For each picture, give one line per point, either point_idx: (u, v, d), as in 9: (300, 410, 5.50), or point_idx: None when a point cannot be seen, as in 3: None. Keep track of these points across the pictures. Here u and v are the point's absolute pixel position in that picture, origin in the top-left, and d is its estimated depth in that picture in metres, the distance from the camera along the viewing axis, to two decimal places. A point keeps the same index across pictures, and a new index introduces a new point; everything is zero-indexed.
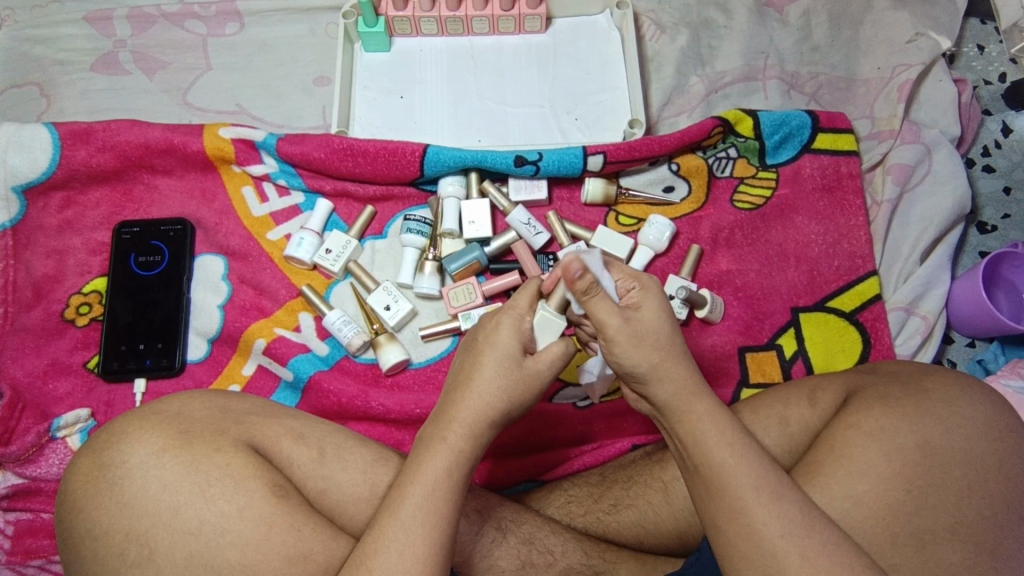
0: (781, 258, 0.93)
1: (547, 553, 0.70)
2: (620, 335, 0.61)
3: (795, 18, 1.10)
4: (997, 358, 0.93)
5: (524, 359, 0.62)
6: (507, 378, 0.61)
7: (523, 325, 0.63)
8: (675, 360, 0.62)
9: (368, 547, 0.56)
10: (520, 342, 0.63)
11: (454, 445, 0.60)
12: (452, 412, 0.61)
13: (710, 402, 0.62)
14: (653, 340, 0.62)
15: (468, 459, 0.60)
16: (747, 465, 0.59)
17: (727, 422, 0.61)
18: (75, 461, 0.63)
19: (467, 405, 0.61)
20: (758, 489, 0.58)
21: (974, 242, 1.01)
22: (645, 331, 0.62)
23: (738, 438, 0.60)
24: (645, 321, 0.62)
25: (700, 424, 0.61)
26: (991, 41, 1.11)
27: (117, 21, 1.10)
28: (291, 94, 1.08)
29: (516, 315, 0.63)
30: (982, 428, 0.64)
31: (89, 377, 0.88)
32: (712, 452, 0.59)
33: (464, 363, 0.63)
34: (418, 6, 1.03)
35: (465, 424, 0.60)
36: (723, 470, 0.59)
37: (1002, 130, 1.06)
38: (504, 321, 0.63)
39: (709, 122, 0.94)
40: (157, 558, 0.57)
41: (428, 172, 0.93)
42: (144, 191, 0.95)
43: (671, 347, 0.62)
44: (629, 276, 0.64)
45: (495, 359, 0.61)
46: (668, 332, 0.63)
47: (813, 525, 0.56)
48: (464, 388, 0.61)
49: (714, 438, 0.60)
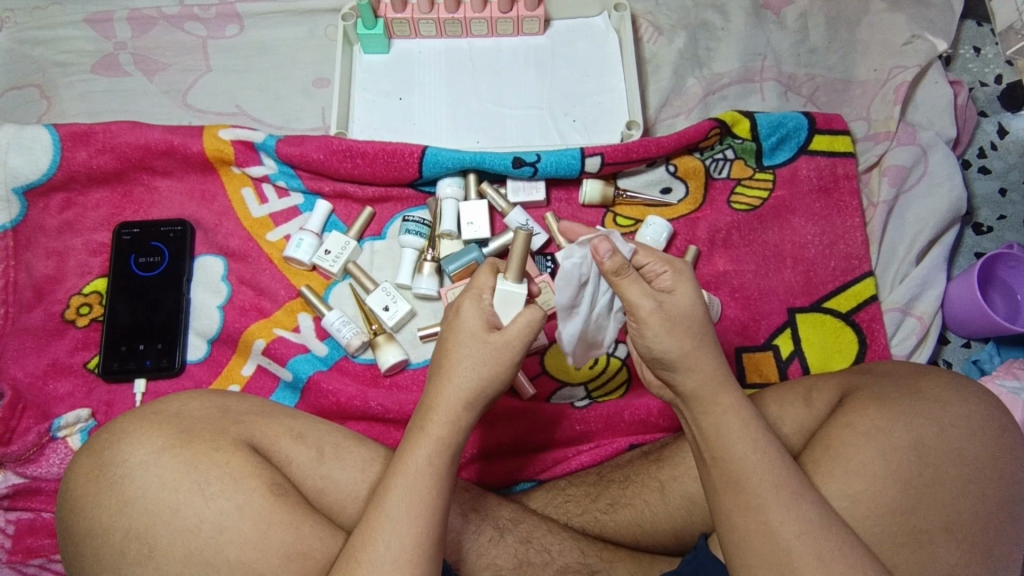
0: (777, 258, 0.94)
1: (544, 552, 0.70)
2: (653, 317, 0.60)
3: (792, 20, 1.11)
4: (993, 358, 0.93)
5: (489, 334, 0.62)
6: (475, 357, 0.61)
7: (483, 303, 0.63)
8: (705, 351, 0.62)
9: (358, 540, 0.57)
10: (483, 318, 0.62)
11: (434, 435, 0.60)
12: (430, 402, 0.61)
13: (736, 396, 0.62)
14: (684, 325, 0.61)
15: (449, 446, 0.60)
16: (769, 463, 0.59)
17: (752, 418, 0.61)
18: (75, 461, 0.64)
19: (443, 393, 0.61)
20: (777, 488, 0.58)
21: (970, 243, 1.01)
22: (678, 315, 0.61)
23: (761, 434, 0.61)
24: (679, 304, 0.62)
25: (724, 417, 0.61)
26: (986, 44, 1.11)
27: (117, 23, 1.10)
28: (290, 95, 1.09)
29: (475, 295, 0.63)
30: (976, 427, 0.65)
31: (90, 377, 0.89)
32: (735, 447, 0.60)
33: (436, 352, 0.64)
34: (417, 9, 1.04)
35: (443, 412, 0.61)
36: (744, 466, 0.59)
37: (997, 132, 1.06)
38: (465, 303, 0.63)
39: (706, 124, 0.95)
40: (158, 556, 0.58)
41: (426, 173, 0.94)
42: (144, 192, 0.96)
43: (701, 336, 0.62)
44: (664, 256, 0.65)
45: (462, 340, 0.62)
46: (699, 319, 0.62)
47: (829, 525, 0.57)
48: (439, 377, 0.62)
49: (738, 433, 0.60)
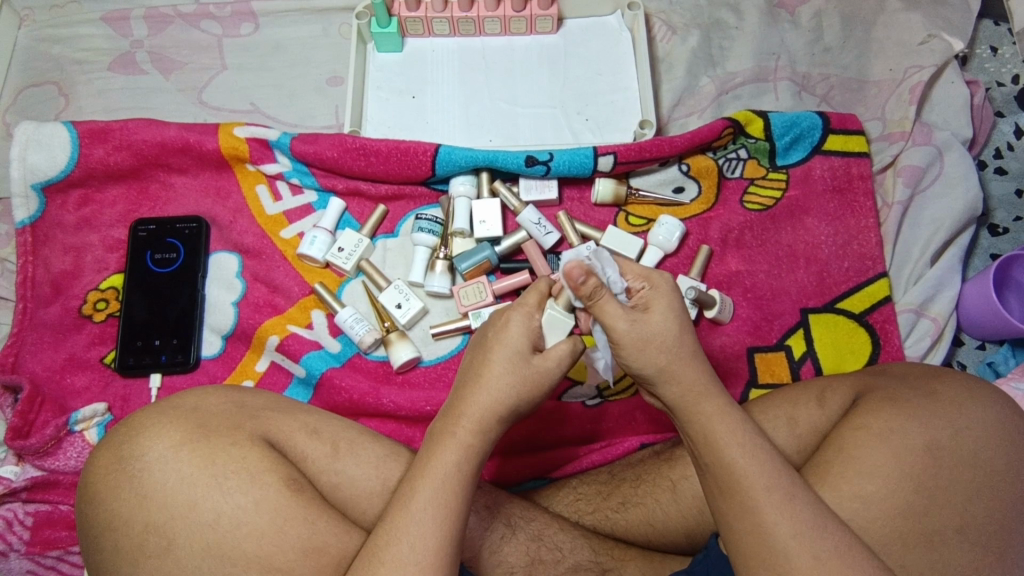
0: (790, 258, 0.93)
1: (556, 549, 0.70)
2: (627, 338, 0.62)
3: (807, 19, 1.11)
4: (1008, 361, 0.93)
5: (534, 357, 0.63)
6: (516, 374, 0.62)
7: (533, 322, 0.64)
8: (682, 362, 0.62)
9: (380, 540, 0.57)
10: (530, 339, 0.63)
11: (460, 440, 0.60)
12: (461, 408, 0.62)
13: (719, 402, 0.62)
14: (657, 342, 0.62)
15: (477, 454, 0.61)
16: (760, 466, 0.59)
17: (738, 422, 0.61)
18: (93, 455, 0.65)
19: (478, 400, 0.62)
20: (787, 488, 0.58)
21: (985, 245, 1.01)
22: (651, 333, 0.62)
23: (749, 438, 0.61)
24: (653, 322, 0.62)
25: (710, 423, 0.61)
26: (1004, 43, 1.10)
27: (134, 21, 1.11)
28: (304, 93, 1.09)
29: (526, 311, 0.64)
30: (992, 430, 0.64)
31: (106, 371, 0.90)
32: (722, 452, 0.60)
33: (476, 359, 0.64)
34: (430, 7, 1.04)
35: (475, 419, 0.61)
36: (735, 469, 0.59)
37: (1014, 133, 1.05)
38: (515, 317, 0.64)
39: (720, 123, 0.94)
40: (175, 549, 0.59)
41: (439, 172, 0.94)
42: (160, 189, 0.97)
43: (676, 352, 0.62)
44: (638, 276, 0.65)
45: (506, 354, 0.62)
46: (675, 332, 0.63)
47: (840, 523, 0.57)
48: (478, 381, 0.62)
49: (725, 437, 0.60)
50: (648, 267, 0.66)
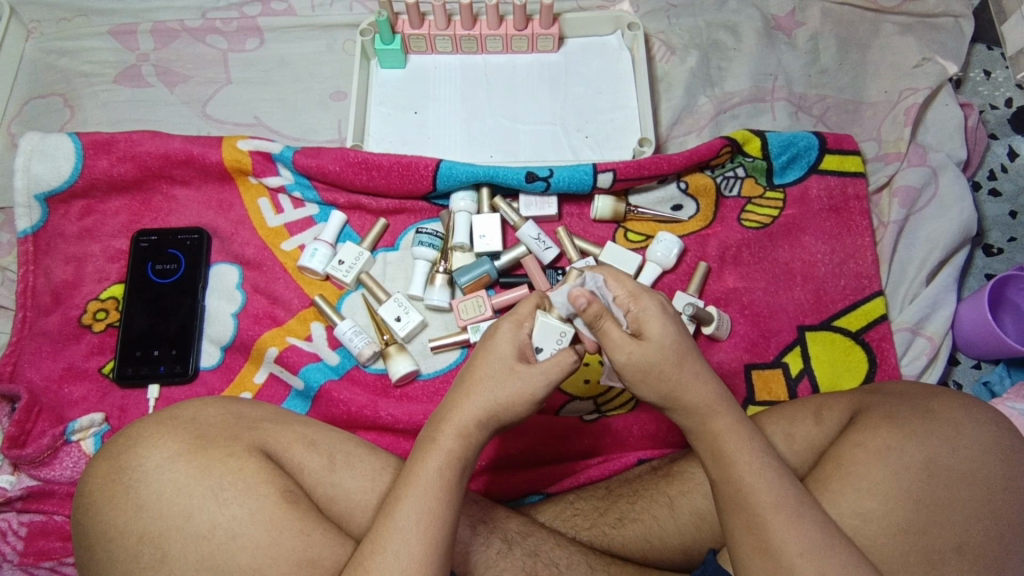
0: (787, 276, 0.94)
1: (552, 565, 0.69)
2: (629, 366, 0.63)
3: (803, 42, 1.13)
4: (1003, 380, 0.93)
5: (518, 363, 0.63)
6: (500, 382, 0.62)
7: (521, 332, 0.65)
8: (687, 388, 0.63)
9: (366, 548, 0.57)
10: (516, 346, 0.64)
11: (441, 444, 0.61)
12: (444, 413, 0.63)
13: (729, 420, 0.63)
14: (654, 371, 0.62)
15: (460, 460, 0.61)
16: (766, 483, 0.59)
17: (747, 441, 0.62)
18: (90, 464, 0.65)
19: (463, 409, 0.62)
20: (777, 508, 0.58)
21: (980, 265, 1.01)
22: (648, 364, 0.62)
23: (757, 455, 0.61)
24: (647, 350, 0.62)
25: (718, 441, 0.62)
26: (997, 67, 1.12)
27: (140, 35, 1.13)
28: (307, 108, 1.10)
29: (515, 321, 0.66)
30: (988, 448, 0.65)
31: (103, 382, 0.89)
32: (729, 469, 0.61)
33: (464, 370, 0.66)
34: (434, 25, 1.06)
35: (456, 425, 0.62)
36: (743, 485, 0.60)
37: (1008, 155, 1.07)
38: (503, 326, 0.65)
39: (718, 142, 0.96)
40: (170, 561, 0.58)
41: (440, 186, 0.95)
42: (162, 201, 0.97)
43: (677, 378, 0.63)
44: (627, 294, 0.65)
45: (490, 362, 0.63)
46: (672, 357, 0.62)
47: (832, 543, 0.57)
48: (466, 390, 0.63)
49: (734, 454, 0.61)
50: (639, 284, 0.66)
